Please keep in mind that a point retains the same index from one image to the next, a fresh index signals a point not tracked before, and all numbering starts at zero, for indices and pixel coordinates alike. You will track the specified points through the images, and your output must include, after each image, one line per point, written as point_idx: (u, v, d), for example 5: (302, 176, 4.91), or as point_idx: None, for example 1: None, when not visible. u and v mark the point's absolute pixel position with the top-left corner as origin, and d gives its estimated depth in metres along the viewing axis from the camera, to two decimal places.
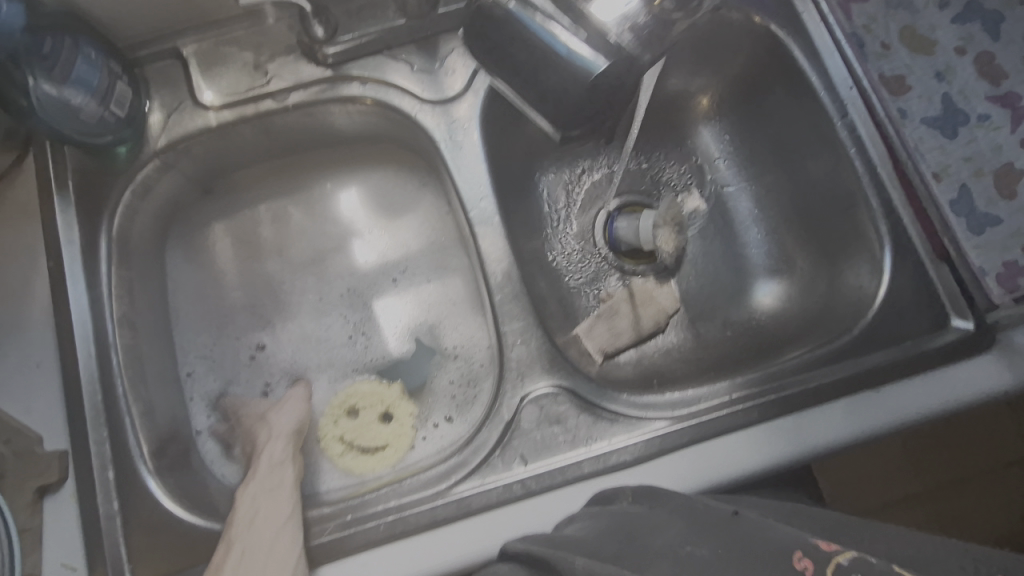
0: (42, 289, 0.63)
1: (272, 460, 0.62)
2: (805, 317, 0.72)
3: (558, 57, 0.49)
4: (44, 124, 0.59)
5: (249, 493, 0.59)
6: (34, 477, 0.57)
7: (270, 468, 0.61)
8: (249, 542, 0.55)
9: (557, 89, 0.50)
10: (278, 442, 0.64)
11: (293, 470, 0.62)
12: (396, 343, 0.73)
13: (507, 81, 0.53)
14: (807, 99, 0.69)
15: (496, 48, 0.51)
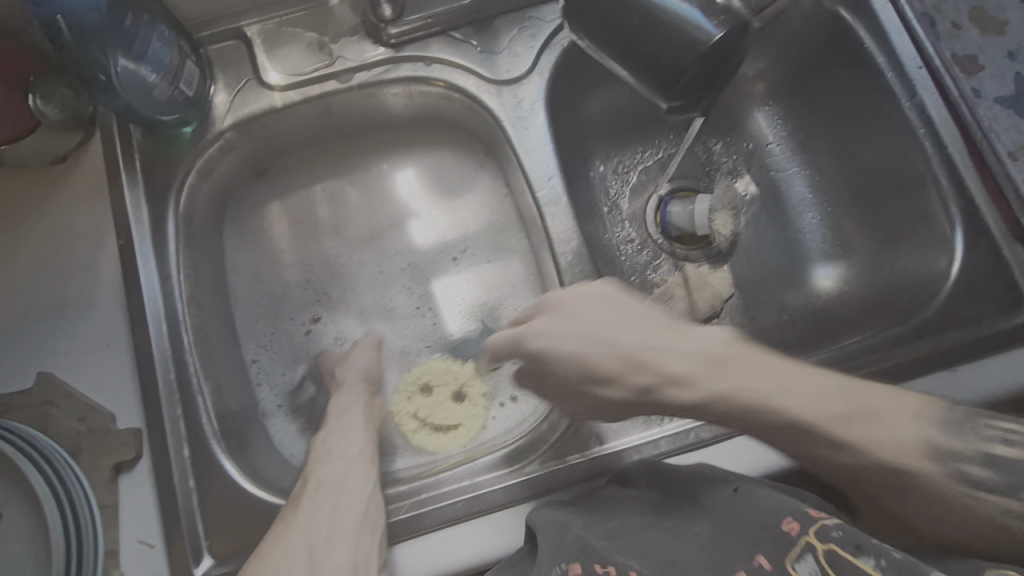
0: (110, 268, 0.62)
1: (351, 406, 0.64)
2: (868, 302, 0.72)
3: (673, 24, 0.52)
4: (118, 103, 0.58)
5: (323, 435, 0.62)
6: (109, 455, 0.57)
7: (339, 415, 0.63)
8: (323, 478, 0.57)
9: (672, 56, 0.53)
10: (347, 389, 0.65)
11: (362, 414, 0.64)
12: (455, 324, 0.73)
13: (618, 54, 0.56)
14: (873, 80, 0.68)
15: (613, 22, 0.54)
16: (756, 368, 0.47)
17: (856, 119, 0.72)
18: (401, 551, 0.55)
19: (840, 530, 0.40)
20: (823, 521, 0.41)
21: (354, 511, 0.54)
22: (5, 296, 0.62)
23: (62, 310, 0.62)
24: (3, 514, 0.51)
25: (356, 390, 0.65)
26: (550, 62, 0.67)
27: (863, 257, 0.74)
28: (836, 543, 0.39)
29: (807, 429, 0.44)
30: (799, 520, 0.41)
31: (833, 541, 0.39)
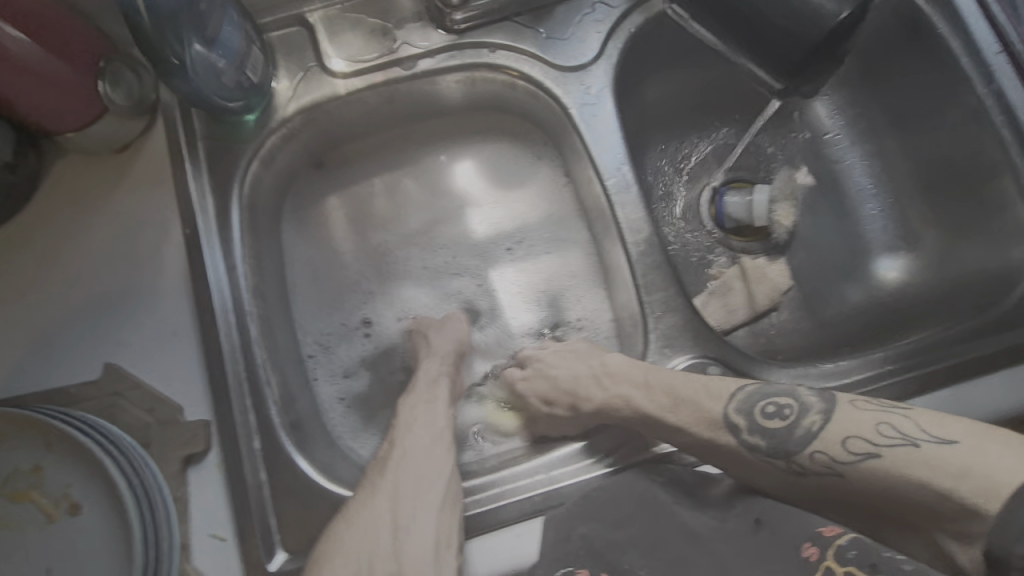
0: (173, 256, 0.61)
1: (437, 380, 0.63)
2: (935, 293, 0.69)
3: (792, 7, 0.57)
4: (187, 87, 0.57)
5: (409, 403, 0.62)
6: (180, 446, 0.56)
7: (428, 384, 0.63)
8: (406, 452, 0.58)
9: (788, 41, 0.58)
10: (434, 359, 0.65)
11: (448, 386, 0.63)
12: (514, 315, 0.72)
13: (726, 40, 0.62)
14: (945, 65, 0.65)
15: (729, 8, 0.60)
16: (656, 384, 0.56)
17: (926, 106, 0.69)
18: (476, 543, 0.55)
19: (856, 551, 0.45)
20: (838, 542, 0.46)
21: (441, 489, 0.55)
22: (69, 286, 0.61)
23: (127, 299, 0.61)
24: (82, 505, 0.51)
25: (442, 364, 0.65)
26: (617, 48, 0.67)
27: (929, 248, 0.72)
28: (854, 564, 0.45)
29: (685, 435, 0.55)
30: (817, 548, 0.47)
31: (850, 563, 0.45)
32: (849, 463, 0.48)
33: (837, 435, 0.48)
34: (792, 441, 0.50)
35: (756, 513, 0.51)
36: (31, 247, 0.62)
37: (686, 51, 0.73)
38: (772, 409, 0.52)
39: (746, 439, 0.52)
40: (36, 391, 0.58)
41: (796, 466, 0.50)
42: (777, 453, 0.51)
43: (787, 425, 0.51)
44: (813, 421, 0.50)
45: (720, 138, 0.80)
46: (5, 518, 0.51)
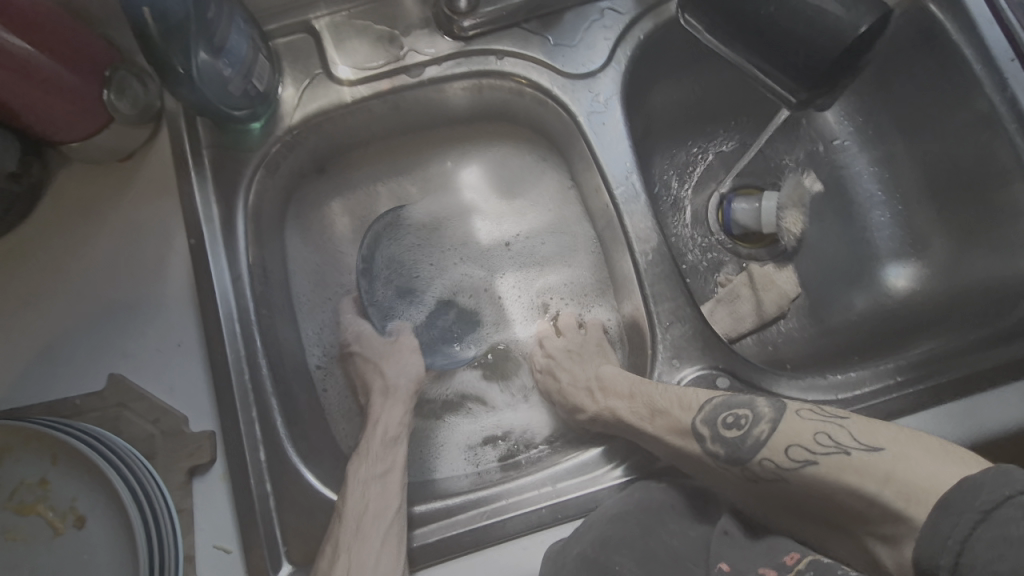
0: (179, 266, 0.61)
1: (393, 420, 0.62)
2: (946, 300, 0.68)
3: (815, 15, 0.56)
4: (193, 96, 0.56)
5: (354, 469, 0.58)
6: (185, 457, 0.56)
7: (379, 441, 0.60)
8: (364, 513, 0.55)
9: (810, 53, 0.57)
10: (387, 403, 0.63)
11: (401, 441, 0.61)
12: (521, 323, 0.72)
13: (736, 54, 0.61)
14: (957, 71, 0.64)
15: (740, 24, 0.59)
16: (646, 395, 0.57)
17: (935, 115, 0.68)
18: (481, 558, 0.54)
19: (813, 570, 0.43)
20: (797, 567, 0.43)
21: (395, 530, 0.55)
22: (74, 295, 0.61)
23: (132, 308, 0.60)
24: (87, 518, 0.50)
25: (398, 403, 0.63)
26: (625, 55, 0.67)
27: (939, 255, 0.71)
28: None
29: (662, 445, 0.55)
30: (777, 568, 0.44)
31: None
32: (792, 470, 0.47)
33: (785, 443, 0.47)
34: (745, 451, 0.49)
35: (724, 526, 0.50)
36: (35, 256, 0.61)
37: (695, 57, 0.72)
38: (730, 419, 0.51)
39: (709, 447, 0.51)
40: (41, 402, 0.58)
41: (752, 474, 0.49)
42: (736, 461, 0.50)
43: (742, 433, 0.50)
44: (762, 431, 0.49)
45: (726, 145, 0.79)
46: (9, 532, 0.50)
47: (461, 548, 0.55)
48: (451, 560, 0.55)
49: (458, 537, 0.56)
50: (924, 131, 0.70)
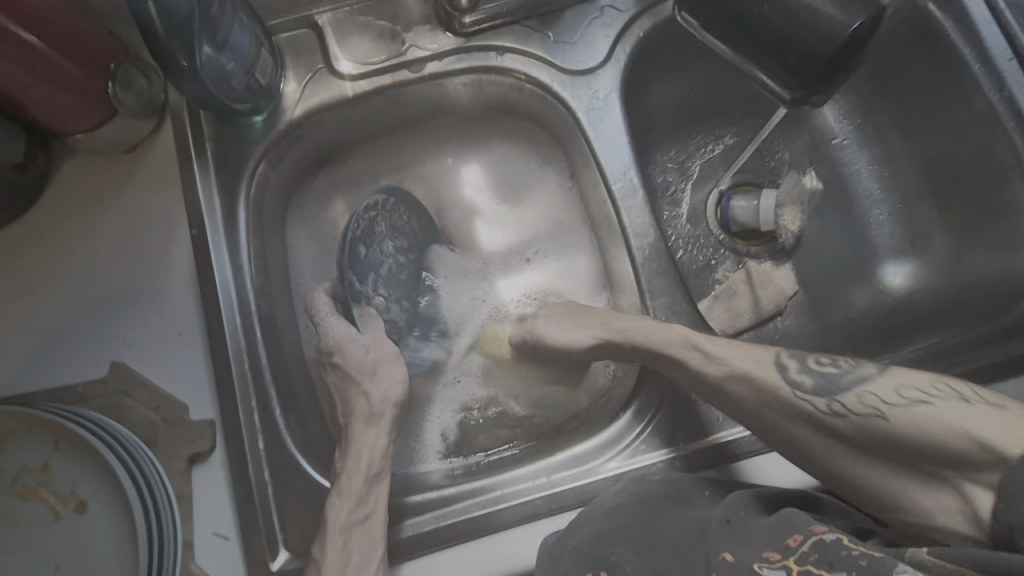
0: (181, 257, 0.62)
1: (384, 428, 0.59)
2: (944, 297, 0.68)
3: None
4: (197, 89, 0.58)
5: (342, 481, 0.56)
6: (185, 445, 0.57)
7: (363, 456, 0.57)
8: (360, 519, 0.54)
9: None
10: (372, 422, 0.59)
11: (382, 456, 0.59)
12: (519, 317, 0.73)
13: None
14: (955, 70, 0.64)
15: None
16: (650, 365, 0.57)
17: (933, 115, 0.68)
18: (476, 547, 0.55)
19: (816, 553, 0.38)
20: (801, 549, 0.39)
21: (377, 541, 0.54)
22: (77, 284, 0.61)
23: (135, 298, 0.61)
24: (88, 502, 0.51)
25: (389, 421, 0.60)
26: (625, 52, 0.67)
27: (939, 253, 0.71)
28: (813, 565, 0.38)
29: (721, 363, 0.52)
30: (780, 551, 0.40)
31: (810, 563, 0.38)
32: (893, 406, 0.43)
33: (898, 382, 0.44)
34: (841, 384, 0.47)
35: (728, 513, 0.46)
36: (40, 246, 0.62)
37: (694, 54, 0.73)
38: (827, 359, 0.49)
39: (793, 376, 0.48)
40: (45, 389, 0.59)
41: (840, 408, 0.46)
42: (823, 391, 0.47)
43: (842, 370, 0.47)
44: (868, 371, 0.47)
45: (726, 142, 0.80)
46: (13, 515, 0.51)
47: (457, 536, 0.56)
48: (447, 548, 0.56)
49: (453, 526, 0.57)
50: (922, 129, 0.70)
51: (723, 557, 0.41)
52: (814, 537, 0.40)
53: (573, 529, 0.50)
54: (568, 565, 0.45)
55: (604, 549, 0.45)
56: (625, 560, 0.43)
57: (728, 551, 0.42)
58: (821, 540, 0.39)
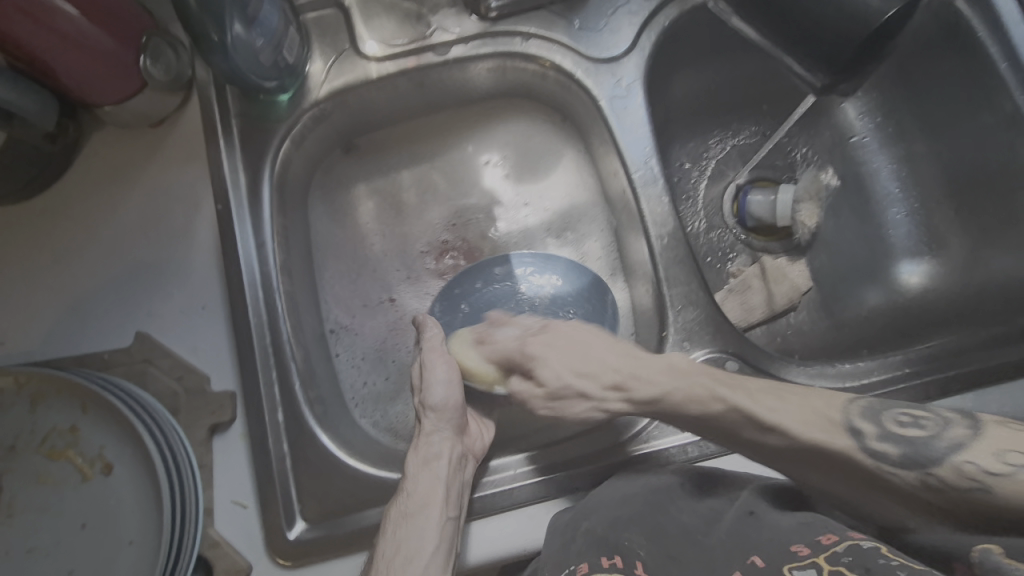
0: (205, 231, 0.63)
1: (437, 430, 0.55)
2: (959, 298, 0.66)
3: None
4: (226, 65, 0.58)
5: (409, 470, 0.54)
6: (207, 414, 0.58)
7: (421, 450, 0.54)
8: (404, 507, 0.52)
9: None
10: (433, 414, 0.56)
11: (441, 452, 0.54)
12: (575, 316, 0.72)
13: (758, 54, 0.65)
14: (980, 68, 0.61)
15: None
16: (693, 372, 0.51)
17: (952, 113, 0.66)
18: (491, 523, 0.57)
19: (851, 555, 0.37)
20: (833, 548, 0.38)
21: (440, 531, 0.51)
22: (102, 256, 0.63)
23: (158, 270, 0.62)
24: (113, 466, 0.52)
25: (442, 430, 0.55)
26: (650, 41, 0.67)
27: (955, 253, 0.69)
28: (846, 566, 0.36)
29: (780, 437, 0.45)
30: (810, 546, 0.39)
31: (843, 565, 0.36)
32: (998, 476, 0.37)
33: (996, 446, 0.38)
34: (929, 452, 0.40)
35: (749, 506, 0.45)
36: (67, 216, 0.63)
37: (718, 46, 0.73)
38: (907, 419, 0.43)
39: (871, 445, 0.42)
40: (71, 355, 0.60)
41: (934, 480, 0.39)
42: (912, 464, 0.40)
43: (928, 435, 0.41)
44: (958, 435, 0.40)
45: (746, 136, 0.80)
46: (42, 475, 0.53)
47: (471, 514, 0.57)
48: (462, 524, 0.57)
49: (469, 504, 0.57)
50: (945, 130, 0.67)
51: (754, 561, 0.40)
52: (849, 540, 0.38)
53: (586, 512, 0.50)
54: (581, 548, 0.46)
55: (614, 531, 0.46)
56: (637, 544, 0.45)
57: (758, 555, 0.40)
58: (858, 544, 0.38)
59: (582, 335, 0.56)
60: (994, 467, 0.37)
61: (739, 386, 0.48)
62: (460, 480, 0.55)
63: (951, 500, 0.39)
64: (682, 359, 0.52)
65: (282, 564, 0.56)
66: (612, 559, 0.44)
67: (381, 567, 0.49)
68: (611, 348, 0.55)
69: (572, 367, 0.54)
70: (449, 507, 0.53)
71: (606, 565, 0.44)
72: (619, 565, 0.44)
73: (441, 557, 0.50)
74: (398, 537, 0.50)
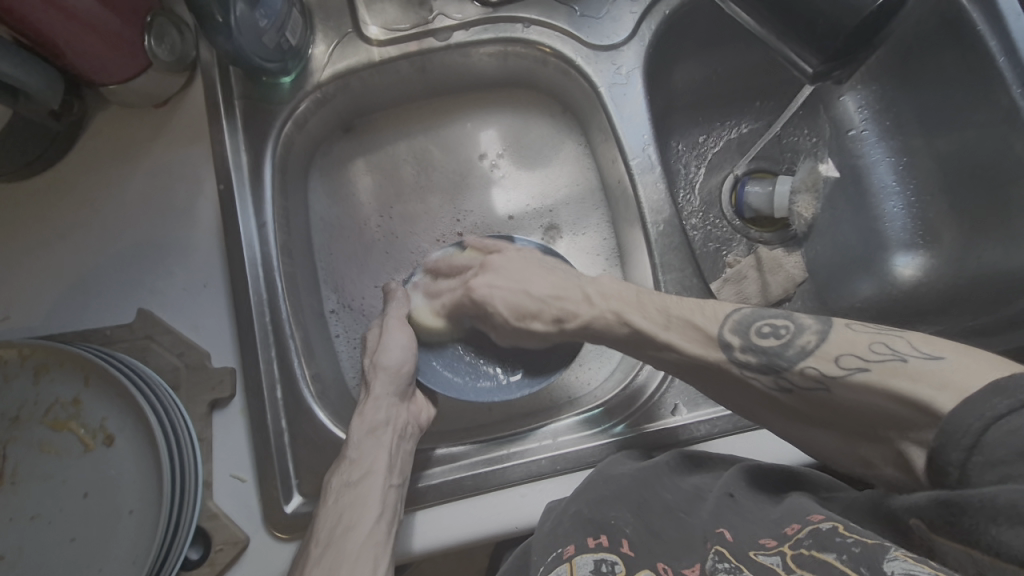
0: (207, 211, 0.64)
1: (384, 395, 0.57)
2: (952, 290, 0.67)
3: None
4: (230, 45, 0.59)
5: (355, 441, 0.54)
6: (208, 390, 0.59)
7: (368, 427, 0.55)
8: (343, 476, 0.53)
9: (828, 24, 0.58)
10: (384, 380, 0.57)
11: (389, 434, 0.55)
12: None
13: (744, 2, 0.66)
14: (978, 60, 0.61)
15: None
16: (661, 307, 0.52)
17: (948, 105, 0.66)
18: (468, 504, 0.57)
19: (813, 538, 0.37)
20: (796, 535, 0.38)
21: (390, 500, 0.52)
22: (105, 233, 0.64)
23: (161, 247, 0.63)
24: (116, 437, 0.54)
25: (387, 397, 0.57)
26: (649, 29, 0.68)
27: (949, 246, 0.69)
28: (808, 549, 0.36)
29: (673, 351, 0.50)
30: (777, 538, 0.38)
31: (805, 548, 0.36)
32: (836, 377, 0.39)
33: (835, 352, 0.40)
34: (785, 360, 0.42)
35: (729, 489, 0.46)
36: (72, 192, 0.64)
37: (718, 35, 0.73)
38: (767, 329, 0.44)
39: (738, 356, 0.45)
40: (75, 330, 0.61)
41: (788, 383, 0.43)
42: (769, 369, 0.43)
43: (782, 343, 0.43)
44: (808, 341, 0.42)
45: (745, 127, 0.80)
46: (45, 445, 0.54)
47: (463, 491, 0.58)
48: (439, 502, 0.58)
49: (444, 484, 0.58)
50: (942, 122, 0.67)
51: (721, 533, 0.41)
52: (811, 525, 0.38)
53: (576, 495, 0.51)
54: (568, 528, 0.47)
55: (603, 515, 0.46)
56: (624, 522, 0.45)
57: (728, 529, 0.41)
58: (818, 528, 0.37)
59: (521, 268, 0.62)
60: (836, 370, 0.39)
61: (640, 306, 0.53)
62: (405, 449, 0.56)
63: (811, 404, 0.42)
64: (602, 286, 0.56)
65: (278, 537, 0.56)
66: (598, 538, 0.44)
67: (323, 536, 0.49)
68: (543, 281, 0.60)
69: (509, 305, 0.60)
70: (392, 476, 0.54)
71: (590, 545, 0.44)
72: (604, 544, 0.44)
73: (382, 525, 0.50)
74: (337, 503, 0.51)
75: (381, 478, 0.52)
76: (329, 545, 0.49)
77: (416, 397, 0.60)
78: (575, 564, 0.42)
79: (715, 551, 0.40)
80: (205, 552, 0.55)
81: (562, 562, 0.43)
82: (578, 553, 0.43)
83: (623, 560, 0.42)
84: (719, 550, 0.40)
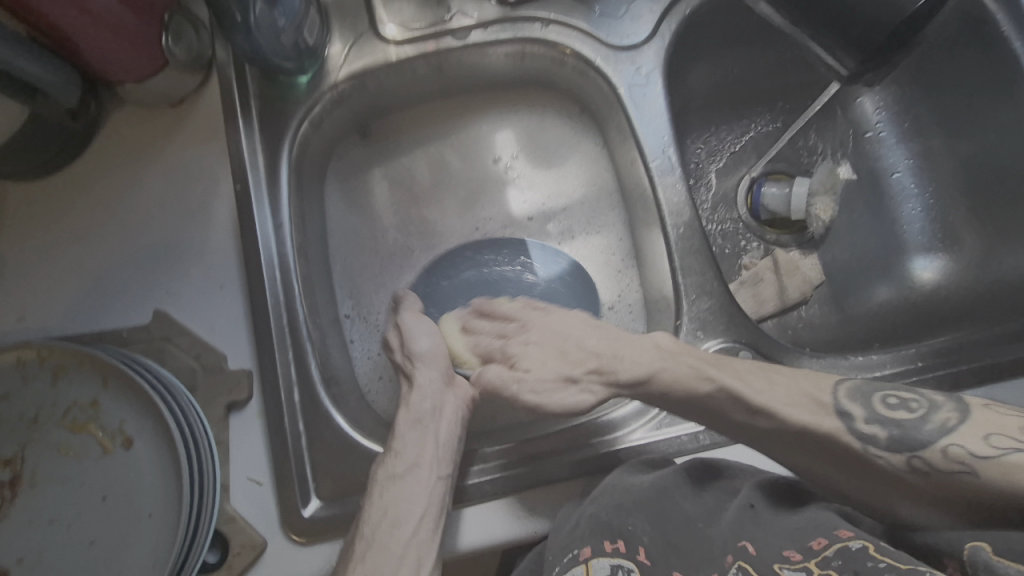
0: (224, 211, 0.63)
1: (426, 383, 0.56)
2: (973, 295, 0.66)
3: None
4: (249, 44, 0.59)
5: (403, 429, 0.55)
6: (225, 392, 0.58)
7: (416, 415, 0.55)
8: (389, 470, 0.52)
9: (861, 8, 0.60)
10: (428, 368, 0.57)
11: (441, 425, 0.55)
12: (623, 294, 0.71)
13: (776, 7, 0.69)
14: (1002, 62, 0.60)
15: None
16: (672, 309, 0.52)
17: (971, 107, 0.65)
18: (486, 509, 0.57)
19: (841, 560, 0.37)
20: (824, 553, 0.38)
21: (439, 491, 0.52)
22: (121, 234, 0.63)
23: (177, 248, 0.63)
24: (134, 440, 0.53)
25: (431, 384, 0.56)
26: (669, 29, 0.67)
27: (970, 249, 0.68)
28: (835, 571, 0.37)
29: (770, 419, 0.46)
30: (802, 552, 0.39)
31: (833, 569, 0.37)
32: (987, 459, 0.38)
33: (982, 429, 0.40)
34: (921, 436, 0.42)
35: (750, 498, 0.45)
36: (88, 192, 0.64)
37: (737, 35, 0.73)
38: (895, 401, 0.44)
39: (859, 426, 0.43)
40: (91, 331, 0.61)
41: (921, 464, 0.41)
42: (903, 447, 0.42)
43: (915, 417, 0.43)
44: (948, 417, 0.42)
45: (762, 129, 0.79)
46: (64, 448, 0.53)
47: (482, 495, 0.57)
48: (457, 508, 0.57)
49: (464, 489, 0.58)
50: (962, 123, 0.66)
51: (743, 547, 0.41)
52: (839, 543, 0.38)
53: (597, 496, 0.50)
54: (583, 531, 0.47)
55: (620, 515, 0.46)
56: (643, 530, 0.45)
57: (750, 541, 0.41)
58: (846, 547, 0.38)
59: (569, 322, 0.57)
60: (982, 450, 0.39)
61: (725, 366, 0.49)
62: (453, 436, 0.55)
63: (942, 487, 0.41)
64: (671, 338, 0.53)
65: (296, 541, 0.56)
66: (615, 543, 0.44)
67: (367, 532, 0.49)
68: (596, 334, 0.56)
69: (554, 359, 0.56)
70: (440, 467, 0.53)
71: (608, 549, 0.44)
72: (621, 549, 0.44)
73: (430, 520, 0.50)
74: (386, 496, 0.51)
75: (430, 470, 0.52)
76: (377, 539, 0.49)
77: (459, 379, 0.58)
78: (592, 566, 0.43)
79: (737, 565, 0.40)
80: (223, 556, 0.55)
81: (579, 563, 0.44)
82: (594, 556, 0.44)
83: (639, 568, 0.43)
84: (741, 566, 0.40)
